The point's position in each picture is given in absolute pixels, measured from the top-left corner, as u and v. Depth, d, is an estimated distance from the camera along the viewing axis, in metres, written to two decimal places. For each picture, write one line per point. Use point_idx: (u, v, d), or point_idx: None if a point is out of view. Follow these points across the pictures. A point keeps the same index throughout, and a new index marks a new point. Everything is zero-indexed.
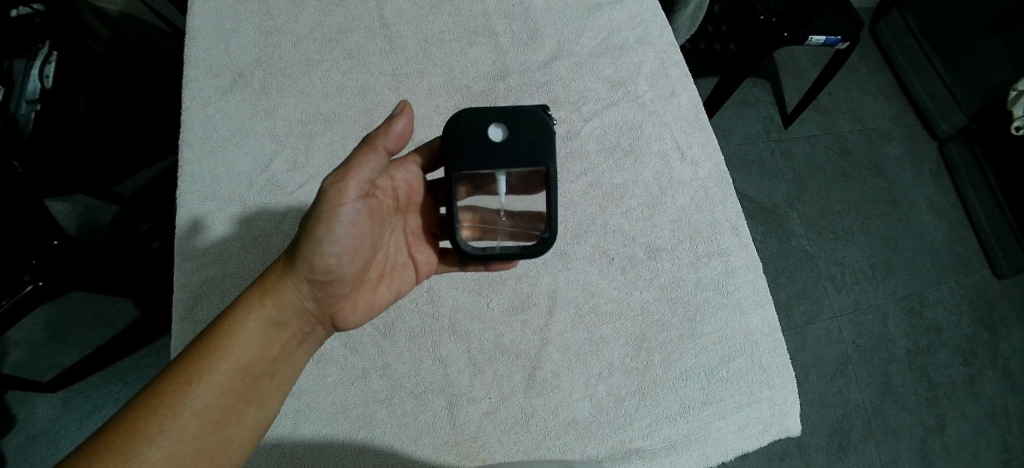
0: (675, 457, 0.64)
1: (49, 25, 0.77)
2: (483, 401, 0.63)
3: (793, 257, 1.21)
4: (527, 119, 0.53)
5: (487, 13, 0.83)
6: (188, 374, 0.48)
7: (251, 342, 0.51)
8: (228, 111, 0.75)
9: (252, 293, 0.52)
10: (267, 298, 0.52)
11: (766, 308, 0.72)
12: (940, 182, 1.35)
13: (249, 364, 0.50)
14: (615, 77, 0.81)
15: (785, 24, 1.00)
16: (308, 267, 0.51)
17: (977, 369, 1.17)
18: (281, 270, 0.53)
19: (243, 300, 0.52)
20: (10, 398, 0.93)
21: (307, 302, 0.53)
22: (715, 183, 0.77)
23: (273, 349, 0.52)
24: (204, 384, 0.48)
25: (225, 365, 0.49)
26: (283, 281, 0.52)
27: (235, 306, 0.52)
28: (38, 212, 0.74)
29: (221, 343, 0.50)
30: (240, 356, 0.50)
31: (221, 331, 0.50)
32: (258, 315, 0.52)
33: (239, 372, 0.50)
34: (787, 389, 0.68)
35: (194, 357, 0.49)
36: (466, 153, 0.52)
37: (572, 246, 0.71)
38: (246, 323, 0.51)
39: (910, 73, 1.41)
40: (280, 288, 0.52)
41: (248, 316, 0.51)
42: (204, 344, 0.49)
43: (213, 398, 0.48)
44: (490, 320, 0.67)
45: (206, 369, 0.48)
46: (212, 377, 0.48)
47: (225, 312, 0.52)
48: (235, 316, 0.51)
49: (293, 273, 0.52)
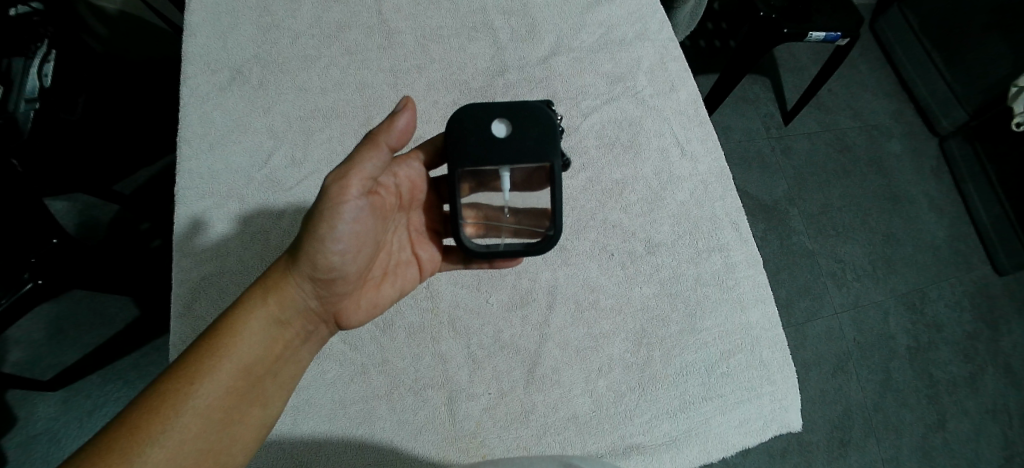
0: (675, 452, 0.64)
1: (48, 24, 0.77)
2: (482, 397, 0.63)
3: (793, 254, 1.21)
4: (532, 114, 0.52)
5: (486, 9, 0.82)
6: (191, 372, 0.48)
7: (255, 341, 0.51)
8: (226, 107, 0.74)
9: (255, 289, 0.52)
10: (270, 296, 0.52)
11: (767, 302, 0.71)
12: (941, 179, 1.34)
13: (252, 364, 0.50)
14: (615, 72, 0.81)
15: (785, 20, 1.00)
16: (311, 265, 0.51)
17: (978, 366, 1.17)
18: (284, 269, 0.52)
19: (246, 298, 0.52)
20: (10, 397, 0.93)
21: (311, 300, 0.53)
22: (715, 179, 0.76)
23: (277, 348, 0.52)
24: (206, 384, 0.48)
25: (227, 364, 0.49)
26: (285, 280, 0.52)
27: (238, 304, 0.52)
28: (37, 211, 0.74)
29: (224, 341, 0.50)
30: (243, 355, 0.50)
31: (224, 329, 0.50)
32: (261, 312, 0.51)
33: (242, 371, 0.49)
34: (787, 384, 0.68)
35: (196, 355, 0.49)
36: (471, 150, 0.52)
37: (572, 242, 0.71)
38: (248, 322, 0.51)
39: (910, 69, 1.41)
40: (283, 287, 0.52)
41: (251, 314, 0.51)
42: (206, 343, 0.49)
43: (215, 398, 0.48)
44: (489, 316, 0.67)
45: (210, 369, 0.48)
46: (215, 377, 0.48)
47: (228, 310, 0.52)
48: (237, 314, 0.51)
49: (296, 271, 0.52)
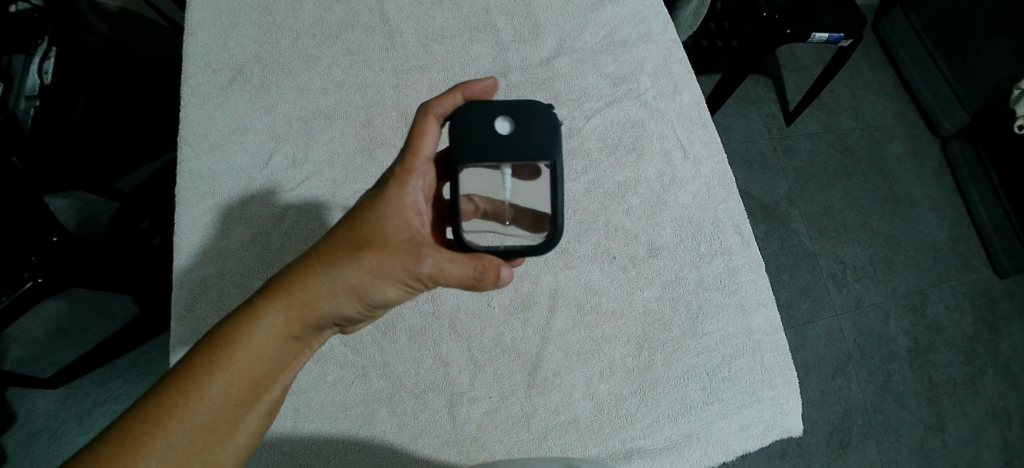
0: (676, 457, 0.63)
1: (48, 21, 0.76)
2: (483, 400, 0.63)
3: (793, 255, 1.21)
4: (534, 113, 0.53)
5: (488, 10, 0.82)
6: (200, 385, 0.46)
7: (269, 359, 0.49)
8: (227, 107, 0.74)
9: (273, 298, 0.49)
10: (293, 315, 0.49)
11: (769, 307, 0.71)
12: (942, 180, 1.34)
13: (263, 380, 0.49)
14: (617, 73, 0.80)
15: (788, 20, 0.99)
16: (349, 300, 0.49)
17: (978, 368, 1.17)
18: (315, 292, 0.49)
19: (266, 311, 0.48)
20: (10, 393, 0.93)
21: (333, 326, 0.52)
22: (717, 181, 0.76)
23: (288, 362, 0.51)
24: (216, 399, 0.46)
25: (238, 380, 0.47)
26: (314, 303, 0.49)
27: (256, 317, 0.48)
28: (38, 209, 0.73)
29: (237, 354, 0.47)
30: (256, 373, 0.48)
31: (237, 344, 0.47)
32: (279, 331, 0.49)
33: (253, 387, 0.48)
34: (788, 388, 0.68)
35: (207, 364, 0.46)
36: (470, 144, 0.52)
37: (573, 244, 0.71)
38: (266, 341, 0.48)
39: (912, 70, 1.41)
40: (311, 311, 0.49)
41: (267, 331, 0.48)
42: (218, 355, 0.47)
43: (222, 413, 0.47)
44: (490, 319, 0.67)
45: (219, 383, 0.46)
46: (225, 393, 0.47)
47: (240, 315, 0.49)
48: (259, 332, 0.48)
49: (331, 302, 0.49)
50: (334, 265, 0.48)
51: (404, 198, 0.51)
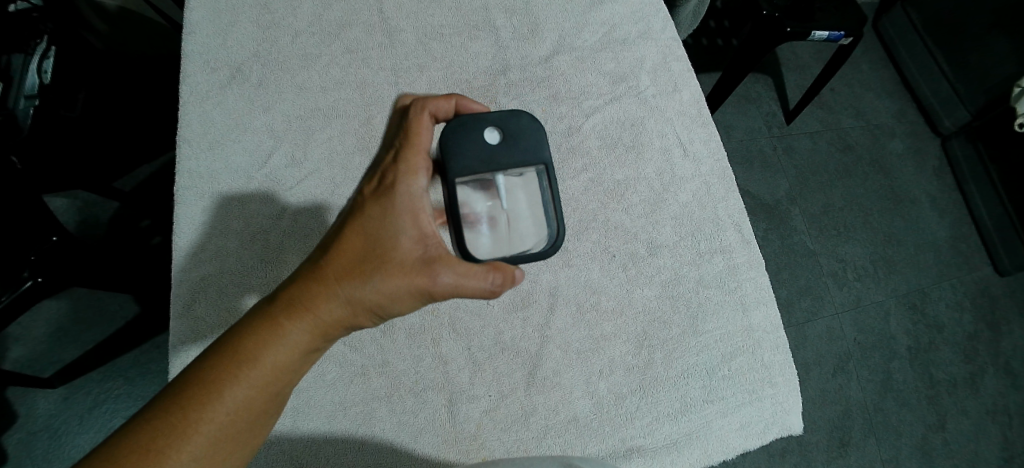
0: (676, 455, 0.63)
1: (47, 20, 0.76)
2: (483, 399, 0.63)
3: (793, 253, 1.21)
4: (521, 122, 0.54)
5: (487, 7, 0.82)
6: (218, 397, 0.45)
7: (288, 371, 0.48)
8: (226, 106, 0.74)
9: (295, 313, 0.48)
10: (314, 328, 0.48)
11: (769, 305, 0.71)
12: (943, 178, 1.34)
13: (280, 391, 0.48)
14: (617, 71, 0.80)
15: (788, 18, 0.99)
16: (369, 313, 0.49)
17: (978, 367, 1.17)
18: (337, 306, 0.48)
19: (288, 325, 0.48)
20: (10, 393, 0.93)
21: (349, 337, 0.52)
22: (717, 179, 0.76)
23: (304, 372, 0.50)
24: (236, 411, 0.46)
25: (258, 392, 0.47)
26: (335, 316, 0.48)
27: (277, 330, 0.47)
28: (38, 207, 0.73)
29: (258, 368, 0.47)
30: (275, 385, 0.48)
31: (257, 357, 0.47)
32: (299, 344, 0.48)
33: (271, 398, 0.48)
34: (788, 387, 0.68)
35: (221, 375, 0.46)
36: (462, 154, 0.52)
37: (573, 243, 0.71)
38: (286, 354, 0.48)
39: (913, 68, 1.40)
40: (332, 326, 0.49)
41: (289, 344, 0.48)
42: (238, 368, 0.46)
43: (241, 423, 0.46)
44: (489, 317, 0.66)
45: (238, 395, 0.46)
46: (245, 406, 0.46)
47: (258, 327, 0.48)
48: (281, 346, 0.47)
49: (352, 315, 0.49)
50: (356, 278, 0.48)
51: (423, 209, 0.50)
